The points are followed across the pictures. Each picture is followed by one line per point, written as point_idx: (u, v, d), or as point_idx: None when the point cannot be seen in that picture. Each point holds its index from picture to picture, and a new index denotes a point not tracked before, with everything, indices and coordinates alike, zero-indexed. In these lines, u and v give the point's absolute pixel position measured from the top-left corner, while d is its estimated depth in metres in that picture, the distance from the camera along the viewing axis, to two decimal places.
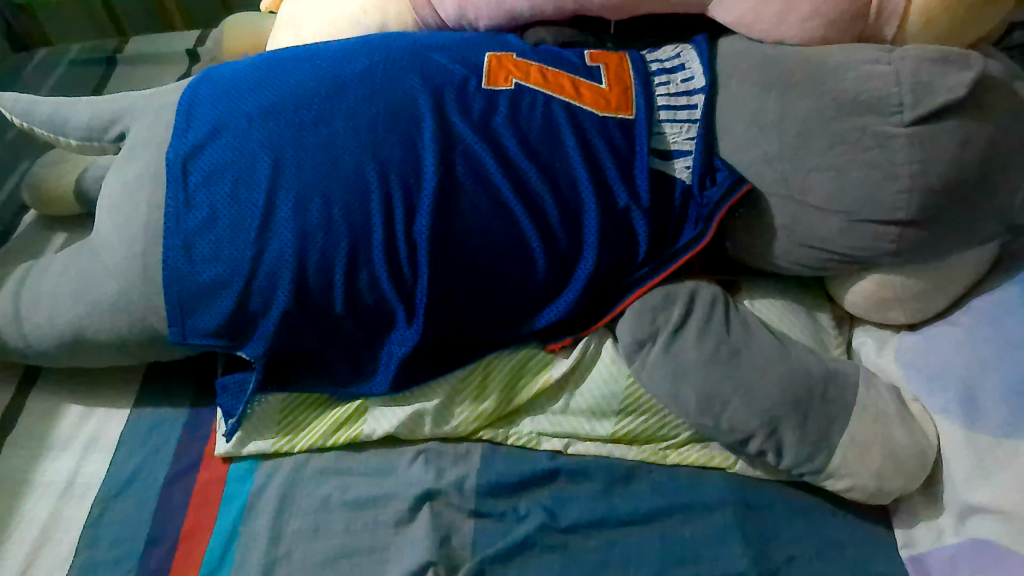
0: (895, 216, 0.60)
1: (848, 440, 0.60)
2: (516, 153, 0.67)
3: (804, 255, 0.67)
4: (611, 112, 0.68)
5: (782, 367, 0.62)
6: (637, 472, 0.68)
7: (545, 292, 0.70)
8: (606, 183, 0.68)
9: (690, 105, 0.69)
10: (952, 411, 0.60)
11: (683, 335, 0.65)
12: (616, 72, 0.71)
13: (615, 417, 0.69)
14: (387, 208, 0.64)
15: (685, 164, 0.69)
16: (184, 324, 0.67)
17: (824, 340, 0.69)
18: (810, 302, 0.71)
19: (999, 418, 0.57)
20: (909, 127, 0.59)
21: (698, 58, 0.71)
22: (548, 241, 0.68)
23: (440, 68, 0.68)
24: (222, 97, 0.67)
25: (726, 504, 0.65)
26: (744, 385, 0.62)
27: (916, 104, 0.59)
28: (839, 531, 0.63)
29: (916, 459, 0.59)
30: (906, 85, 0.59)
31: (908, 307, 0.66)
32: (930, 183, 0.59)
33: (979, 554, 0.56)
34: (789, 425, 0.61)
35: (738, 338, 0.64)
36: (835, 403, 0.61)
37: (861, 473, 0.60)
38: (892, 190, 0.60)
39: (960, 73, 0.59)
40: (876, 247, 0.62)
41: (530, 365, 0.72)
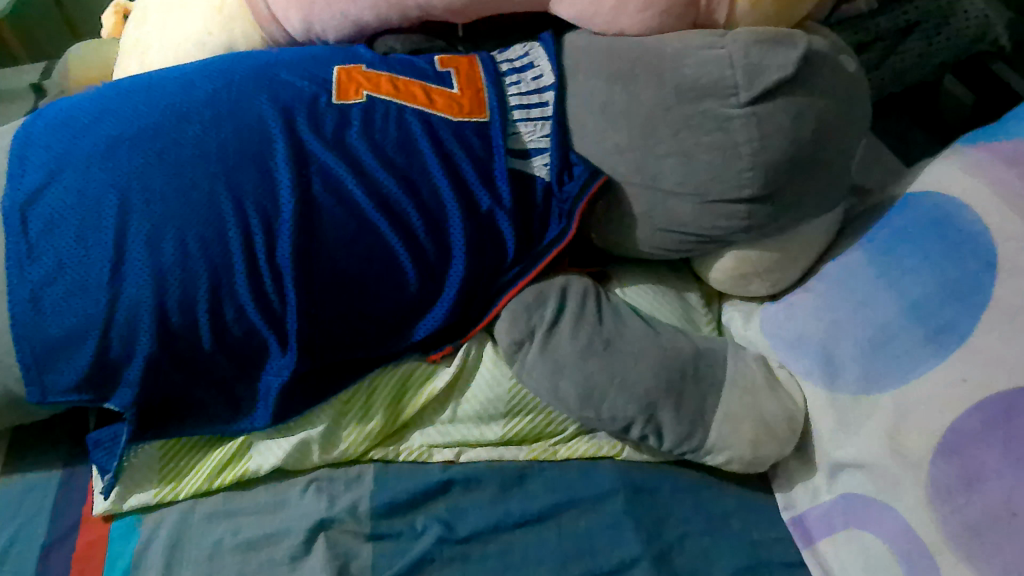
0: (742, 193, 0.62)
1: (722, 414, 0.62)
2: (374, 165, 0.66)
3: (664, 239, 0.68)
4: (466, 116, 0.68)
5: (654, 352, 0.63)
6: (529, 472, 0.68)
7: (421, 303, 0.70)
8: (467, 187, 0.68)
9: (542, 102, 0.70)
10: (814, 371, 0.62)
11: (559, 331, 0.66)
12: (467, 75, 0.71)
13: (503, 420, 0.69)
14: (246, 236, 0.62)
15: (543, 161, 0.69)
16: (43, 382, 0.63)
17: (694, 319, 0.71)
18: (679, 282, 0.73)
19: (855, 377, 0.59)
20: (746, 108, 0.61)
21: (546, 56, 0.72)
22: (416, 252, 0.67)
23: (288, 85, 0.67)
24: (57, 136, 0.63)
25: (617, 492, 0.65)
26: (619, 374, 0.62)
27: (750, 84, 0.60)
28: (725, 504, 0.65)
29: (787, 424, 0.61)
30: (740, 66, 0.61)
31: (766, 279, 0.68)
32: (770, 159, 0.61)
33: (851, 507, 0.58)
34: (665, 408, 0.62)
35: (611, 327, 0.65)
36: (706, 380, 0.63)
37: (737, 444, 0.61)
38: (736, 169, 0.61)
39: (787, 52, 0.61)
40: (729, 225, 0.64)
41: (413, 377, 0.71)
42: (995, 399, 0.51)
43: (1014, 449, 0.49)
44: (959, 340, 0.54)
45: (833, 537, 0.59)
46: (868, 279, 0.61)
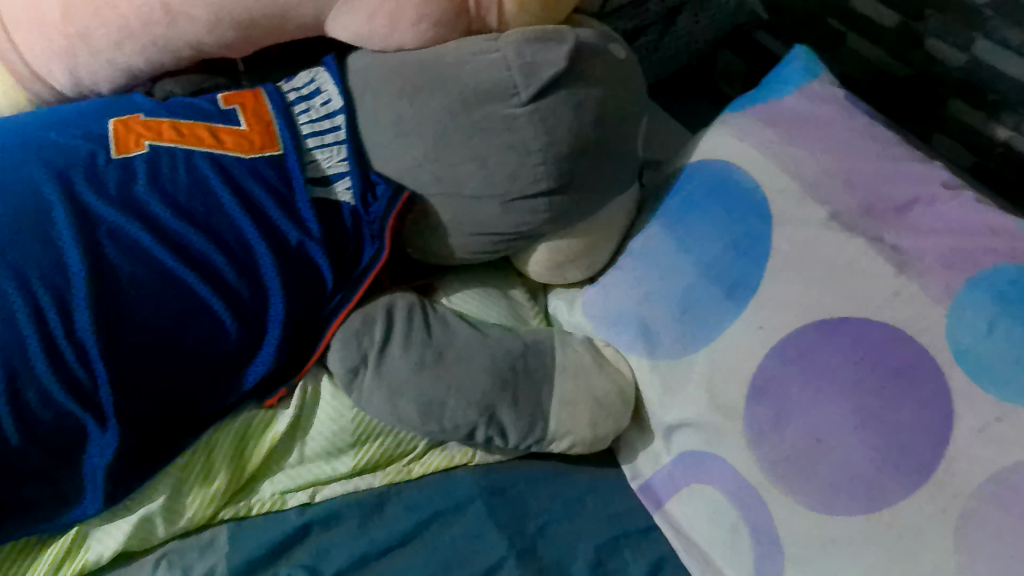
0: (539, 186, 0.64)
1: (558, 402, 0.63)
2: (168, 218, 0.62)
3: (478, 242, 0.69)
4: (258, 152, 0.67)
5: (485, 354, 0.64)
6: (387, 496, 0.68)
7: (247, 349, 0.66)
8: (271, 224, 0.66)
9: (334, 127, 0.69)
10: (636, 344, 0.65)
11: (390, 352, 0.65)
12: (254, 110, 0.69)
13: (353, 450, 0.68)
14: (37, 315, 0.57)
15: (346, 186, 0.68)
16: None
17: (521, 314, 0.73)
18: (502, 281, 0.74)
19: (671, 343, 0.62)
20: (529, 106, 0.63)
21: (332, 79, 0.71)
22: (232, 299, 0.64)
23: (60, 148, 0.63)
24: None
25: (475, 498, 0.66)
26: (454, 382, 0.63)
27: (529, 83, 0.63)
28: (578, 486, 0.67)
29: (619, 399, 0.64)
30: (516, 67, 0.63)
31: (581, 264, 0.71)
32: (559, 151, 0.63)
33: (688, 464, 0.61)
34: (503, 406, 0.63)
35: (440, 338, 0.66)
36: (538, 371, 0.64)
37: (577, 427, 0.63)
38: (530, 165, 0.63)
39: (558, 48, 0.64)
40: (534, 219, 0.66)
41: (253, 427, 0.68)
42: (788, 338, 0.55)
43: (811, 379, 0.53)
44: (750, 292, 0.58)
45: (678, 497, 0.61)
46: (668, 249, 0.65)
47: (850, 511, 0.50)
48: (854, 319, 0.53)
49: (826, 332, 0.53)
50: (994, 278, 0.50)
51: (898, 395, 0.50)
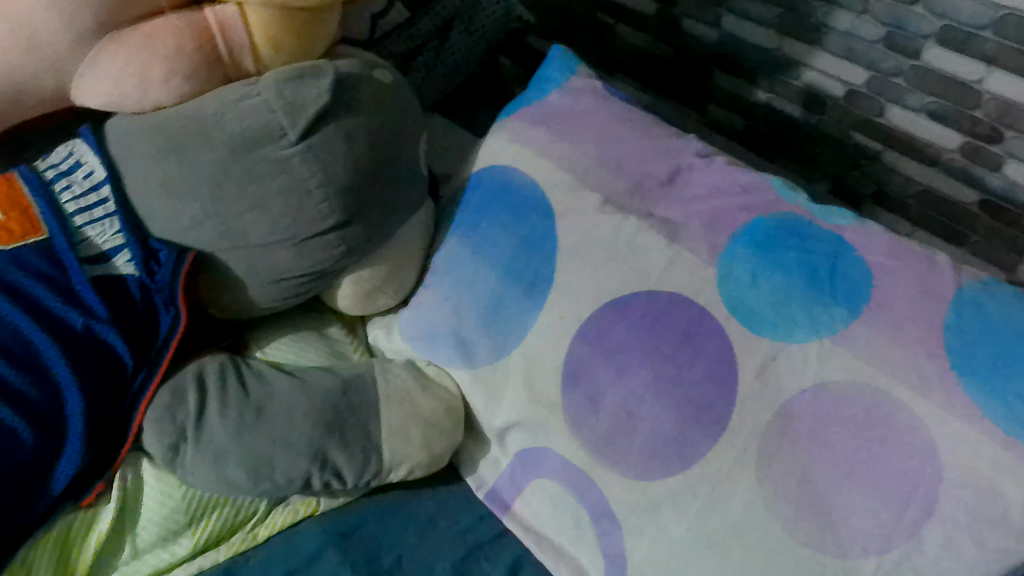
0: (326, 223, 0.63)
1: (387, 431, 0.63)
2: None
3: (277, 290, 0.67)
4: (20, 241, 0.62)
5: (305, 400, 0.63)
6: (235, 567, 0.64)
7: (47, 453, 0.59)
8: (48, 312, 0.61)
9: (101, 199, 0.65)
10: (454, 358, 0.65)
11: (208, 418, 0.62)
12: (9, 196, 0.64)
13: (190, 530, 0.64)
14: None
15: (126, 259, 0.64)
16: None
17: (339, 350, 0.71)
18: (316, 322, 0.73)
19: (486, 351, 0.63)
20: (299, 144, 0.62)
21: (91, 150, 0.67)
22: (16, 401, 0.58)
23: None
24: None
25: (326, 547, 0.64)
26: (277, 435, 0.61)
27: (295, 122, 0.62)
28: (428, 509, 0.67)
29: (448, 415, 0.64)
30: (278, 108, 0.62)
31: (389, 289, 0.70)
32: (339, 184, 0.63)
33: (526, 462, 0.61)
34: (333, 448, 0.62)
35: (257, 394, 0.63)
36: (362, 405, 0.63)
37: (412, 452, 0.63)
38: (312, 204, 0.63)
39: (318, 81, 0.63)
40: (330, 255, 0.65)
41: (73, 532, 0.61)
42: (587, 323, 0.57)
43: (612, 358, 0.55)
44: (547, 284, 0.60)
45: (522, 496, 0.62)
46: (467, 259, 0.66)
47: (668, 472, 0.52)
48: (640, 294, 0.56)
49: (619, 310, 0.56)
50: (750, 231, 0.54)
51: (689, 355, 0.52)
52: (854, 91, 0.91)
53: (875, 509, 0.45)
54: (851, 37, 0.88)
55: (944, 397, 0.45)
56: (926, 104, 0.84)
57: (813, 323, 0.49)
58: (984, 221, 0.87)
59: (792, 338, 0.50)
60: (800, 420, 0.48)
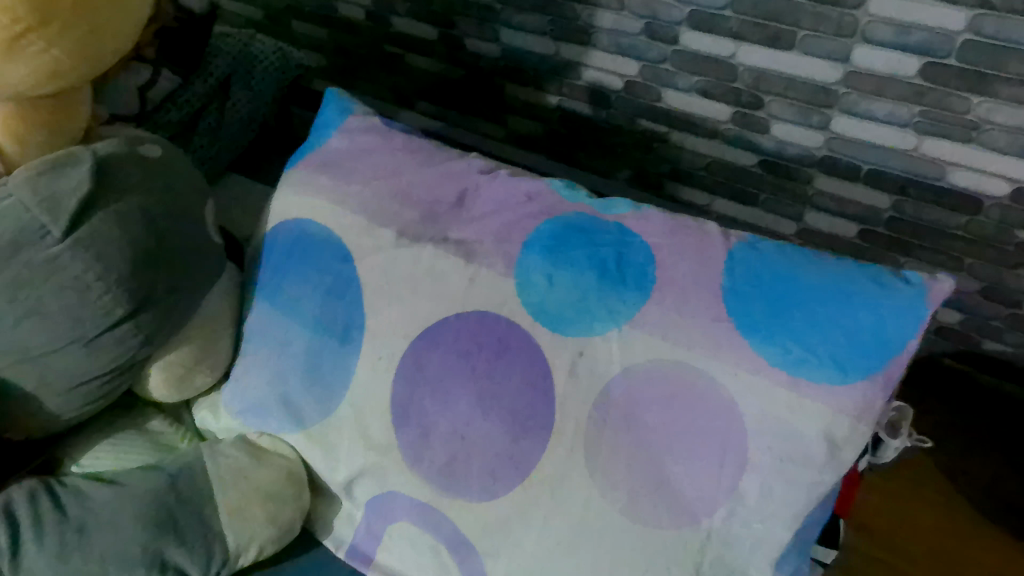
0: (116, 314, 0.59)
1: (225, 514, 0.60)
2: None
3: (78, 396, 0.62)
4: None
5: (129, 505, 0.58)
6: None
7: None
8: None
9: None
10: (286, 423, 0.63)
11: (23, 554, 0.55)
12: None
13: None
14: None
15: None
16: None
17: (165, 442, 0.67)
18: (136, 419, 0.68)
19: (315, 408, 0.61)
20: (66, 240, 0.57)
21: None
22: None
23: None
24: None
25: None
26: (104, 551, 0.56)
27: (56, 217, 0.58)
28: None
29: (289, 481, 0.62)
30: (35, 207, 0.58)
31: (205, 368, 0.67)
32: (120, 274, 0.59)
33: (377, 508, 0.60)
34: (170, 546, 0.57)
35: (75, 511, 0.58)
36: (193, 495, 0.60)
37: (257, 529, 0.60)
38: (95, 298, 0.58)
39: (77, 171, 0.60)
40: (128, 347, 0.61)
41: None
42: (404, 359, 0.57)
43: (435, 387, 0.55)
44: (360, 328, 0.59)
45: (382, 545, 0.61)
46: (277, 319, 0.64)
47: (509, 486, 0.52)
48: (449, 318, 0.56)
49: (432, 339, 0.56)
50: (538, 236, 0.56)
51: (505, 368, 0.53)
52: (631, 81, 0.95)
53: (696, 473, 0.48)
54: (617, 33, 0.92)
55: (734, 355, 0.48)
56: (694, 83, 0.90)
57: (609, 313, 0.51)
58: (768, 179, 0.93)
59: (593, 331, 0.51)
60: (615, 406, 0.50)
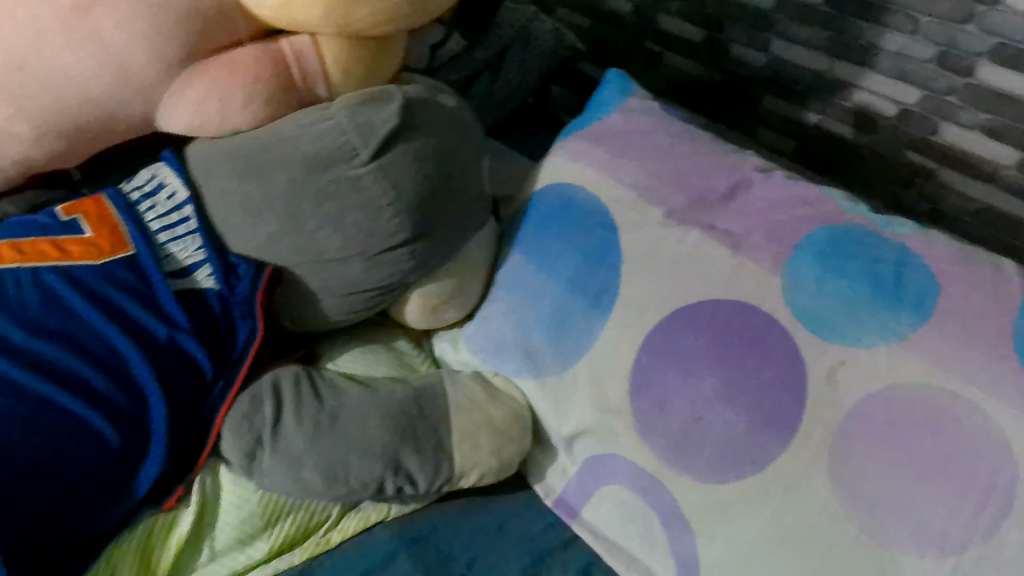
0: (398, 238, 0.66)
1: (458, 436, 0.65)
2: (25, 340, 0.61)
3: (350, 302, 0.70)
4: (109, 256, 0.66)
5: (378, 408, 0.65)
6: (309, 572, 0.67)
7: (132, 457, 0.64)
8: (133, 322, 0.65)
9: (184, 217, 0.69)
10: (521, 368, 0.67)
11: (285, 427, 0.66)
12: (98, 216, 0.68)
13: (265, 533, 0.67)
14: None
15: (207, 272, 0.68)
16: None
17: (409, 363, 0.74)
18: (386, 336, 0.75)
19: (551, 361, 0.65)
20: (371, 164, 0.65)
21: (173, 172, 0.71)
22: (106, 407, 0.62)
23: None
24: None
25: (397, 552, 0.66)
26: (351, 443, 0.64)
27: (367, 141, 0.65)
28: (496, 513, 0.68)
29: (517, 423, 0.66)
30: (351, 130, 0.65)
31: (456, 304, 0.73)
32: (409, 202, 0.65)
33: (595, 469, 0.63)
34: (406, 453, 0.64)
35: (332, 403, 0.66)
36: (433, 412, 0.66)
37: (482, 460, 0.65)
38: (384, 220, 0.65)
39: (387, 106, 0.66)
40: (400, 269, 0.68)
41: (156, 534, 0.65)
42: (654, 332, 0.59)
43: (680, 363, 0.57)
44: (614, 295, 0.62)
45: (591, 501, 0.64)
46: (530, 271, 0.68)
47: (741, 475, 0.53)
48: (706, 302, 0.57)
49: (686, 318, 0.57)
50: (816, 242, 0.55)
51: (758, 361, 0.54)
52: (907, 109, 0.90)
53: (951, 508, 0.46)
54: (903, 57, 0.88)
55: (1015, 396, 0.45)
56: (981, 121, 0.84)
57: (878, 326, 0.50)
58: None
59: (858, 343, 0.51)
60: (873, 421, 0.49)
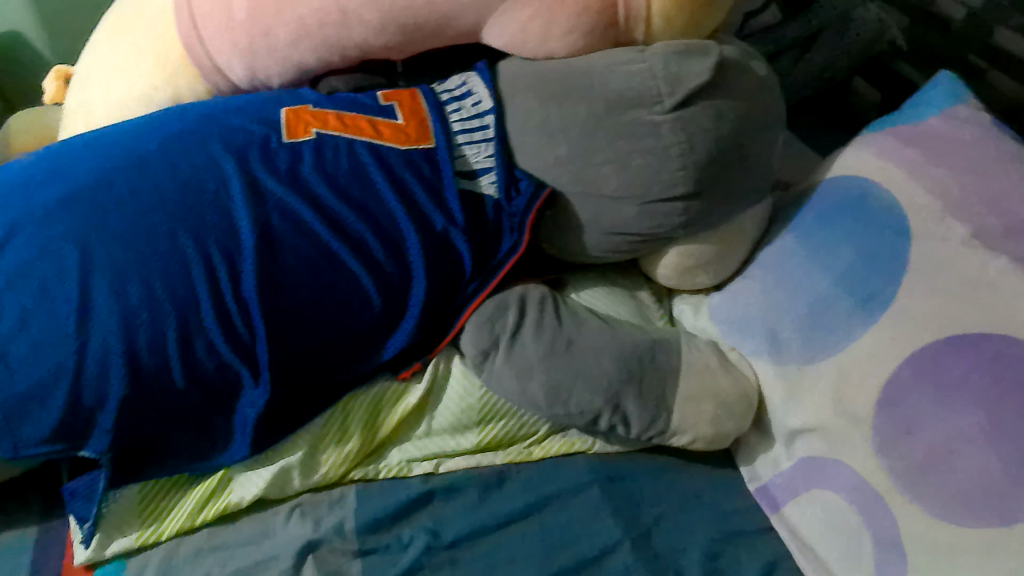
0: (677, 191, 0.67)
1: (682, 396, 0.67)
2: (330, 198, 0.68)
3: (610, 242, 0.73)
4: (413, 145, 0.72)
5: (613, 345, 0.69)
6: (508, 474, 0.72)
7: (387, 324, 0.72)
8: (421, 210, 0.71)
9: (483, 125, 0.73)
10: (761, 350, 0.68)
11: (522, 337, 0.70)
12: (411, 107, 0.74)
13: (477, 428, 0.72)
14: (211, 275, 0.64)
15: (490, 180, 0.73)
16: (14, 438, 0.62)
17: (646, 315, 0.76)
18: (630, 283, 0.78)
19: (796, 350, 0.66)
20: (672, 114, 0.66)
21: (483, 83, 0.75)
22: (378, 275, 0.70)
23: (239, 130, 0.70)
24: (15, 194, 0.64)
25: (591, 484, 0.70)
26: (582, 370, 0.67)
27: (673, 91, 0.66)
28: (695, 482, 0.70)
29: (743, 401, 0.67)
30: (661, 78, 0.66)
31: (709, 270, 0.74)
32: (699, 158, 0.67)
33: (810, 469, 0.64)
34: (629, 396, 0.67)
35: (571, 328, 0.70)
36: (664, 365, 0.68)
37: (699, 424, 0.67)
38: (669, 170, 0.67)
39: (703, 61, 0.66)
40: (669, 223, 0.69)
41: (386, 398, 0.73)
42: (921, 352, 0.58)
43: (944, 393, 0.55)
44: (885, 302, 0.61)
45: (798, 499, 0.65)
46: (799, 260, 0.68)
47: (983, 523, 0.52)
48: (992, 338, 0.55)
49: (960, 348, 0.56)
50: None
51: None
52: None
53: None
54: None
55: None
56: None
57: None
58: None
59: None
60: None
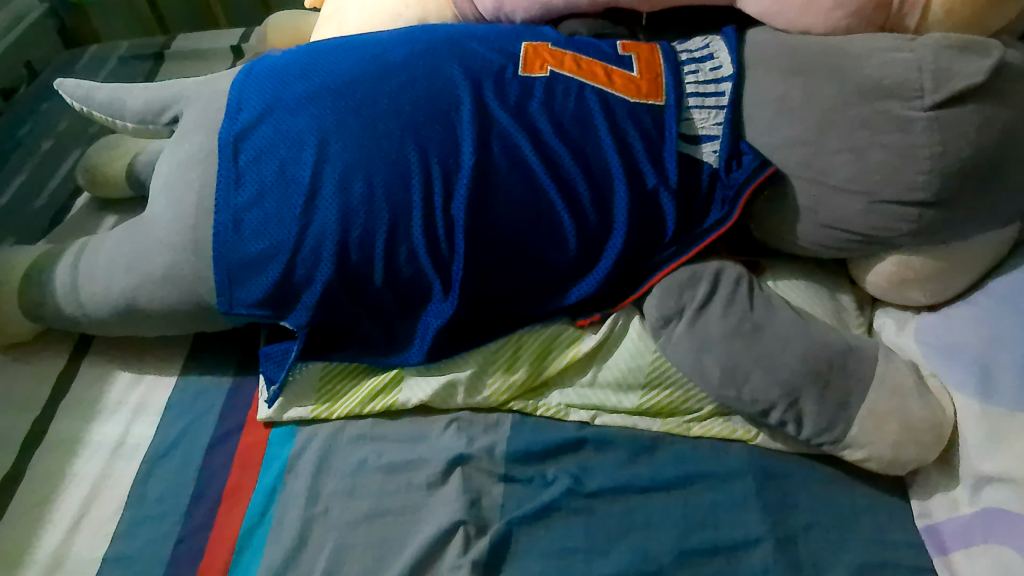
0: (915, 196, 0.63)
1: (866, 411, 0.63)
2: (551, 136, 0.69)
3: (825, 236, 0.69)
4: (642, 99, 0.71)
5: (803, 342, 0.66)
6: (661, 442, 0.71)
7: (577, 269, 0.72)
8: (635, 165, 0.70)
9: (718, 91, 0.72)
10: (968, 383, 0.63)
11: (709, 312, 0.69)
12: (647, 61, 0.73)
13: (641, 391, 0.72)
14: (426, 186, 0.67)
15: (713, 148, 0.71)
16: (231, 295, 0.69)
17: (845, 319, 0.72)
18: (833, 283, 0.75)
19: (1010, 392, 0.60)
20: (930, 112, 0.61)
21: (727, 48, 0.73)
22: (579, 220, 0.70)
23: (478, 55, 0.71)
24: (273, 80, 0.70)
25: (746, 474, 0.68)
26: (766, 357, 0.65)
27: (937, 89, 0.61)
28: (855, 500, 0.66)
29: (934, 432, 0.62)
30: (927, 71, 0.61)
31: (927, 288, 0.69)
32: (948, 166, 0.62)
33: (992, 521, 0.59)
34: (808, 396, 0.64)
35: (761, 314, 0.68)
36: (854, 374, 0.65)
37: (878, 443, 0.63)
38: (912, 171, 0.62)
39: (981, 60, 0.61)
40: (896, 228, 0.65)
41: (560, 339, 0.74)
42: None
43: None
44: None
45: (969, 550, 0.60)
46: None
47: None
48: None
49: None
50: None
51: None
52: None
53: None
54: None
55: None
56: None
57: None
58: None
59: None
60: None
